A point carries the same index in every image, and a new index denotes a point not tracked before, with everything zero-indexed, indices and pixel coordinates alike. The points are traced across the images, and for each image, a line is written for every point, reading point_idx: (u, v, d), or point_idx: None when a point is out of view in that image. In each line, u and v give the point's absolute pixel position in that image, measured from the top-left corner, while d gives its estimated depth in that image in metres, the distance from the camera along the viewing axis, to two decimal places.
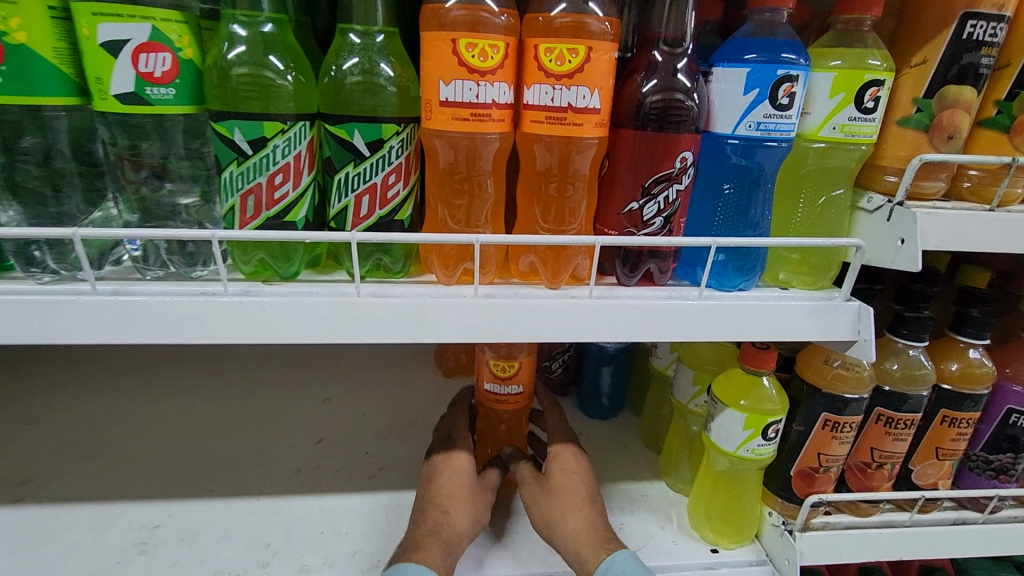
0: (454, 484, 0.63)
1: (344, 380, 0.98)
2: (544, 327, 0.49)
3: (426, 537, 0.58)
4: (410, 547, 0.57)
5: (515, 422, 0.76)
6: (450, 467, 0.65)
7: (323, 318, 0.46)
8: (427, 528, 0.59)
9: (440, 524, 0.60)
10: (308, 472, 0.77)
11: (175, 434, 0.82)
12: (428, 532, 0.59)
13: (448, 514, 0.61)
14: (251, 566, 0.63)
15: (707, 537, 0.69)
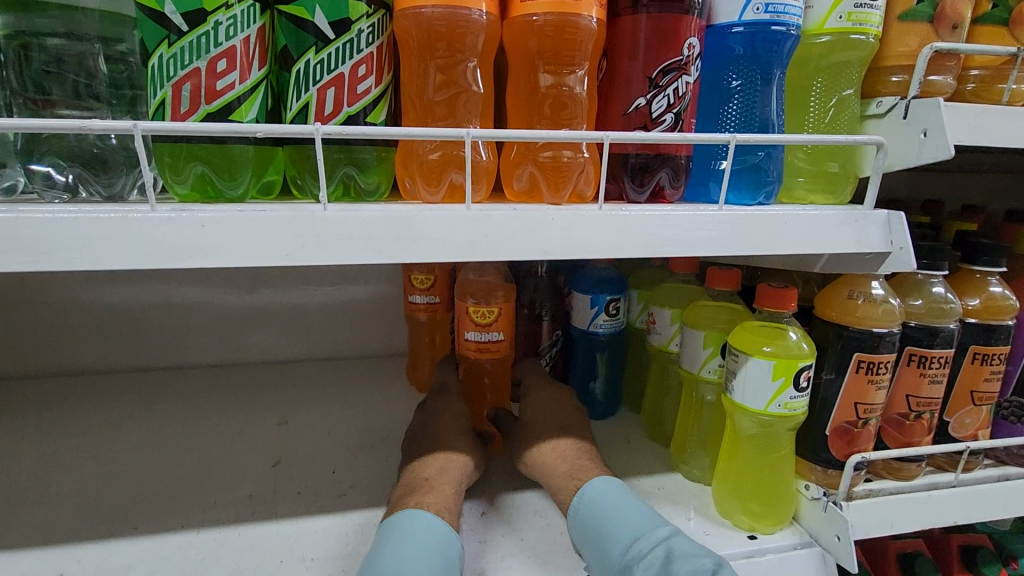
0: (446, 432, 0.65)
1: (302, 401, 0.85)
2: (553, 242, 0.41)
3: (436, 477, 0.58)
4: (421, 490, 0.55)
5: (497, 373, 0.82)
6: (443, 406, 0.70)
7: (281, 236, 0.37)
8: (435, 471, 0.58)
9: (448, 465, 0.60)
10: (262, 497, 0.63)
11: (92, 467, 0.67)
12: (439, 471, 0.58)
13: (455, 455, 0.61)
14: None
15: (743, 523, 0.59)
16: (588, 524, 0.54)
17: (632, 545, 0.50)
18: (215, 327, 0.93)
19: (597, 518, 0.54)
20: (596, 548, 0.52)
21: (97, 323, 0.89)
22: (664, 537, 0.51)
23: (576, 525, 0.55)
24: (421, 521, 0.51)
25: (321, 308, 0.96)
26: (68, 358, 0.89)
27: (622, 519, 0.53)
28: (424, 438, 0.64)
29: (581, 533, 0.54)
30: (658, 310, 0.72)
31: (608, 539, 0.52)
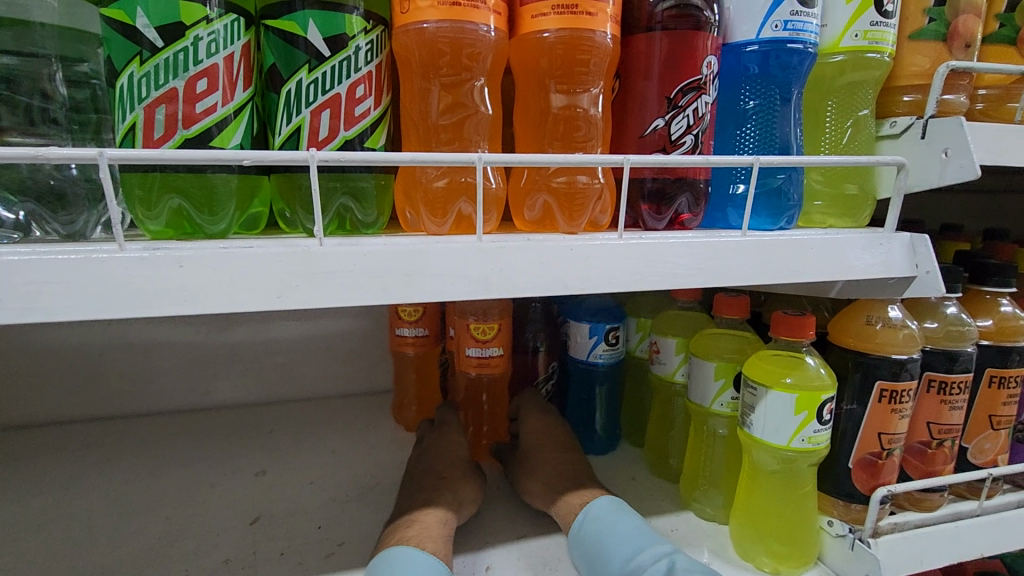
0: (443, 475, 0.60)
1: (281, 446, 0.79)
2: (572, 275, 0.38)
3: (425, 511, 0.54)
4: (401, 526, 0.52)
5: (496, 397, 0.80)
6: (442, 439, 0.67)
7: (269, 276, 0.32)
8: (436, 516, 0.54)
9: (436, 498, 0.57)
10: (241, 561, 0.57)
11: (42, 536, 0.59)
12: (427, 507, 0.55)
13: (452, 492, 0.58)
14: None
15: (766, 566, 0.55)
16: (586, 543, 0.53)
17: (631, 561, 0.49)
18: (183, 370, 0.86)
19: (597, 536, 0.53)
20: (593, 567, 0.51)
21: (48, 371, 0.81)
22: (664, 552, 0.50)
23: (576, 545, 0.53)
24: (421, 555, 0.48)
25: (299, 344, 0.90)
26: (17, 410, 0.81)
27: (620, 536, 0.52)
28: (420, 476, 0.60)
29: (579, 553, 0.53)
30: (662, 339, 0.69)
31: (610, 554, 0.51)
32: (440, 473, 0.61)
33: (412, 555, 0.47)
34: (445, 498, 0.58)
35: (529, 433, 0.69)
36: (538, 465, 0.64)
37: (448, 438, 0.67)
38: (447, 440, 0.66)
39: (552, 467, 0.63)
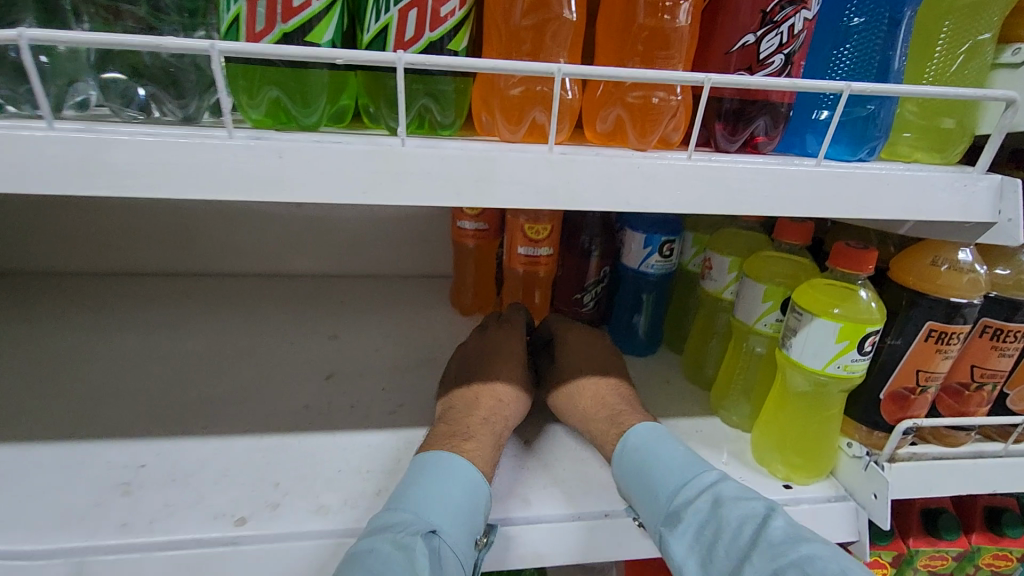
0: (492, 389, 0.63)
1: (347, 317, 0.87)
2: (635, 193, 0.39)
3: (479, 427, 0.58)
4: (461, 436, 0.56)
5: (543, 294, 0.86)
6: (499, 351, 0.69)
7: (357, 170, 0.36)
8: (490, 434, 0.58)
9: (494, 414, 0.60)
10: (320, 407, 0.66)
11: (160, 366, 0.72)
12: (483, 422, 0.58)
13: (503, 404, 0.62)
14: (259, 505, 0.53)
15: (778, 473, 0.61)
16: (632, 470, 0.54)
17: (678, 493, 0.51)
18: (263, 238, 0.94)
19: (642, 464, 0.54)
20: (641, 495, 0.53)
21: (145, 228, 0.90)
22: (710, 482, 0.52)
23: (622, 473, 0.55)
24: (469, 473, 0.51)
25: (367, 224, 0.95)
26: (123, 260, 0.92)
27: (661, 465, 0.54)
28: (471, 387, 0.63)
29: (626, 480, 0.55)
30: (717, 256, 0.70)
31: (656, 484, 0.53)
32: (490, 361, 0.67)
33: (462, 464, 0.52)
34: (498, 410, 0.61)
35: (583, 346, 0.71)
36: (591, 382, 0.66)
37: (504, 349, 0.69)
38: (502, 352, 0.68)
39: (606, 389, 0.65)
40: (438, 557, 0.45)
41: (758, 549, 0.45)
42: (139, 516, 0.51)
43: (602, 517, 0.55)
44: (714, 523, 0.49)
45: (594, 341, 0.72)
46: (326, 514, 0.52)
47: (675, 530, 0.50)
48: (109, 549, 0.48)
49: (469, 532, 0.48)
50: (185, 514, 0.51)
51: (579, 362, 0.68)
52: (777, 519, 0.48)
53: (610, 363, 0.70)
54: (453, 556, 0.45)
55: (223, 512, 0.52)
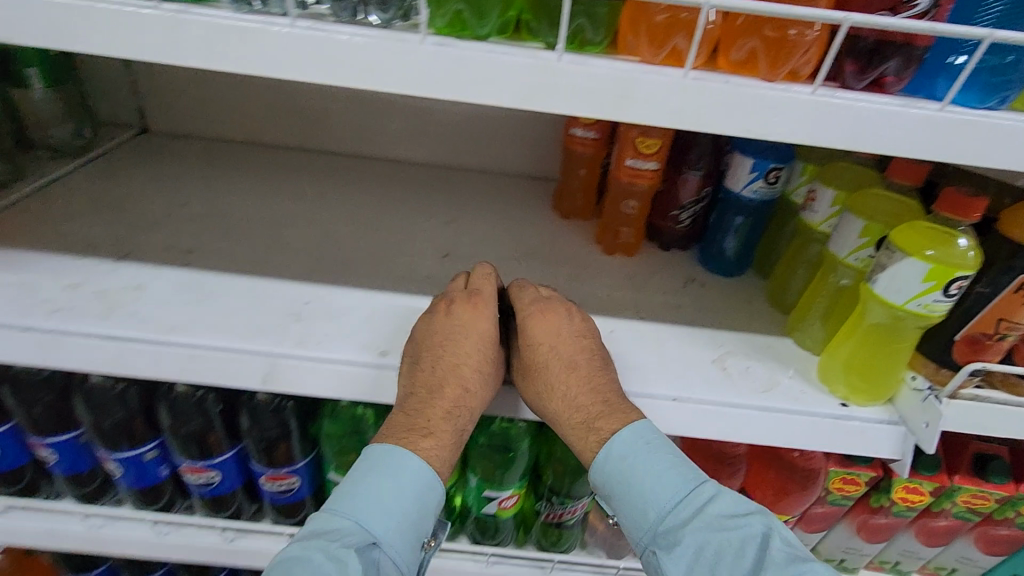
0: (451, 382, 0.61)
1: (460, 207, 0.99)
2: (754, 120, 0.44)
3: (440, 423, 0.61)
4: (421, 432, 0.60)
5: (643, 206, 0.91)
6: (465, 331, 0.64)
7: (517, 81, 0.43)
8: (452, 430, 0.62)
9: (456, 408, 0.61)
10: (439, 279, 0.83)
11: (314, 228, 0.89)
12: (443, 419, 0.61)
13: (469, 395, 0.62)
14: (395, 345, 0.68)
15: (838, 392, 0.68)
16: (617, 481, 0.61)
17: (670, 513, 0.59)
18: (393, 125, 1.05)
19: (627, 478, 0.61)
20: (631, 509, 0.61)
21: (297, 108, 1.04)
22: (701, 503, 0.59)
23: (606, 482, 0.62)
24: (420, 483, 0.59)
25: (485, 121, 1.03)
26: (276, 133, 1.07)
27: (650, 479, 0.60)
28: (433, 376, 0.62)
29: (613, 490, 0.62)
30: (823, 189, 0.73)
31: (648, 503, 0.60)
32: None
33: (414, 471, 0.59)
34: (458, 403, 0.61)
35: (557, 334, 0.65)
36: (560, 376, 0.64)
37: (469, 329, 0.64)
38: (468, 331, 0.64)
39: (574, 388, 0.63)
40: (377, 562, 0.56)
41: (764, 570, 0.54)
42: (310, 336, 0.68)
43: (671, 400, 0.66)
44: (709, 548, 0.56)
45: (565, 323, 0.66)
46: None
47: (668, 546, 0.58)
48: (291, 356, 0.65)
49: (406, 528, 0.58)
50: (341, 342, 0.68)
51: (553, 350, 0.65)
52: (775, 538, 0.56)
53: (583, 349, 0.66)
54: (389, 562, 0.56)
55: (370, 345, 0.67)
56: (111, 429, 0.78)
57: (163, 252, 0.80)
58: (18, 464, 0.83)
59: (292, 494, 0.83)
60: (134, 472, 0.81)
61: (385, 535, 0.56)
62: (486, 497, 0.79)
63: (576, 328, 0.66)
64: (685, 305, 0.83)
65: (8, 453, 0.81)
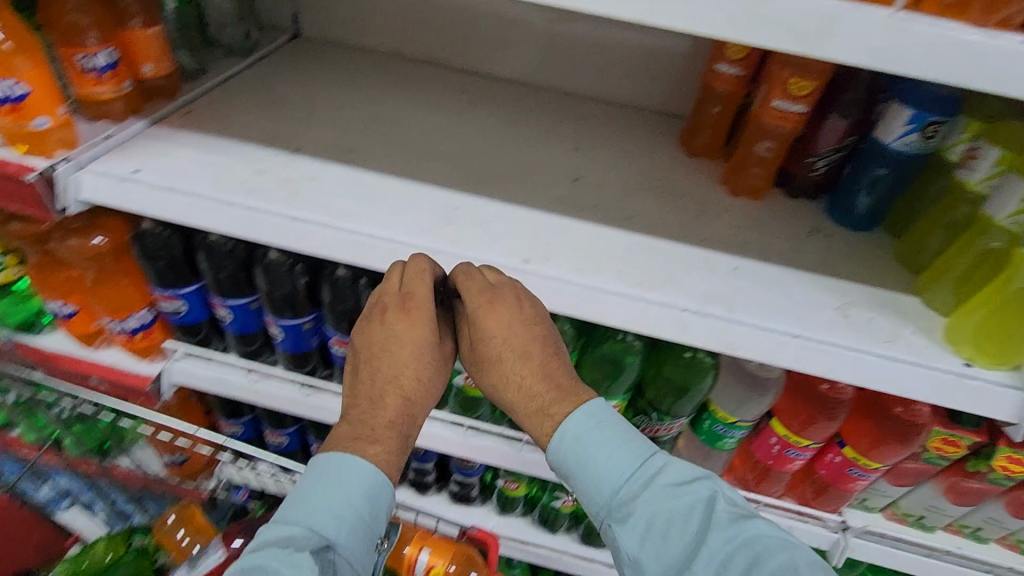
0: (387, 396, 0.67)
1: (590, 136, 1.02)
2: (955, 67, 0.45)
3: (383, 431, 0.67)
4: (367, 439, 0.66)
5: (784, 147, 0.88)
6: (402, 340, 0.68)
7: (724, 11, 0.46)
8: (397, 435, 0.67)
9: (399, 416, 0.67)
10: (570, 199, 0.87)
11: (455, 142, 0.95)
12: (386, 429, 0.67)
13: (410, 403, 0.68)
14: (535, 254, 0.74)
15: (962, 353, 0.69)
16: (572, 457, 0.67)
17: (623, 487, 0.66)
18: (531, 48, 1.08)
19: (580, 454, 0.67)
20: (587, 484, 0.68)
21: (443, 25, 1.09)
22: (650, 474, 0.66)
23: (560, 456, 0.68)
24: (363, 489, 0.64)
25: (623, 50, 1.04)
26: (418, 46, 1.13)
27: (603, 456, 0.67)
28: (376, 387, 0.67)
29: (567, 462, 0.68)
30: (988, 147, 0.71)
31: (602, 479, 0.67)
32: None
33: (360, 477, 0.65)
34: (402, 404, 0.67)
35: (503, 333, 0.67)
36: (513, 365, 0.68)
37: (401, 339, 0.68)
38: (400, 342, 0.68)
39: (528, 379, 0.67)
40: (332, 561, 0.63)
41: (710, 530, 0.62)
42: (461, 238, 0.76)
43: (791, 336, 0.69)
44: (657, 520, 0.64)
45: (513, 312, 0.67)
46: (581, 273, 0.73)
47: (621, 516, 0.66)
48: (447, 253, 0.73)
49: (358, 528, 0.65)
50: (488, 246, 0.75)
51: (500, 345, 0.68)
52: (718, 499, 0.64)
53: (532, 336, 0.68)
54: (343, 560, 0.64)
55: (513, 253, 0.74)
56: (279, 299, 0.89)
57: (327, 150, 0.89)
58: (198, 320, 0.99)
59: None
60: (292, 338, 0.94)
61: (338, 536, 0.63)
62: None
63: (525, 315, 0.68)
64: (811, 252, 0.84)
65: (194, 308, 0.97)
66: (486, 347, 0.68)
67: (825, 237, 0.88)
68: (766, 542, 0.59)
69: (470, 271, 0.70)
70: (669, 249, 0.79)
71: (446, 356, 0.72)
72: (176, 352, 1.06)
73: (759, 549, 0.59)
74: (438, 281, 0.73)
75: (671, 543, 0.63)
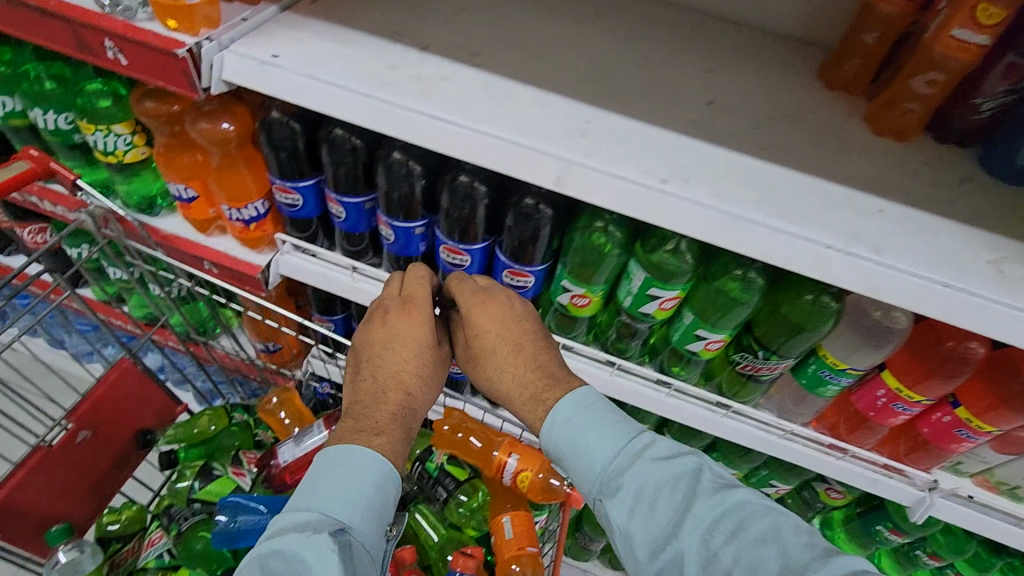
0: (389, 387, 0.78)
1: (722, 58, 0.95)
2: None
3: (387, 423, 0.75)
4: (372, 431, 0.74)
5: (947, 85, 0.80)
6: (403, 333, 0.81)
7: None
8: (398, 427, 0.76)
9: (400, 407, 0.78)
10: (703, 124, 0.82)
11: (582, 53, 0.91)
12: (390, 417, 0.76)
13: (410, 396, 0.79)
14: (674, 175, 0.72)
15: None
16: (565, 434, 0.71)
17: (612, 459, 0.68)
18: None
19: (573, 431, 0.71)
20: (579, 460, 0.70)
21: None
22: (640, 446, 0.69)
23: (554, 435, 0.72)
24: (368, 475, 0.70)
25: None
26: None
27: (595, 431, 0.70)
28: (381, 381, 0.79)
29: (562, 441, 0.72)
30: None
31: (593, 453, 0.69)
32: None
33: (367, 467, 0.70)
34: (403, 397, 0.78)
35: (497, 331, 0.81)
36: (506, 357, 0.80)
37: (406, 333, 0.81)
38: (406, 335, 0.81)
39: (521, 368, 0.79)
40: (350, 544, 0.66)
41: (696, 498, 0.63)
42: (596, 151, 0.73)
43: (940, 285, 0.66)
44: (647, 492, 0.65)
45: (505, 309, 0.82)
46: (721, 198, 0.70)
47: (612, 489, 0.67)
48: (585, 165, 0.71)
49: (369, 515, 0.69)
50: (626, 162, 0.72)
51: (492, 336, 0.81)
52: (705, 471, 0.66)
53: (521, 329, 0.81)
54: (360, 544, 0.66)
55: (650, 171, 0.72)
56: (396, 200, 0.90)
57: (454, 50, 0.86)
58: (310, 216, 1.02)
59: (520, 292, 0.96)
60: (402, 240, 0.96)
61: (353, 520, 0.67)
62: (696, 335, 0.87)
63: (514, 312, 0.82)
64: (961, 204, 0.78)
65: (309, 202, 0.99)
66: (480, 340, 0.81)
67: (976, 189, 0.81)
68: (748, 508, 0.61)
69: (464, 278, 0.86)
70: (813, 184, 0.75)
71: (437, 382, 0.85)
72: (283, 245, 1.08)
73: (743, 516, 0.61)
74: (436, 292, 0.89)
75: (660, 515, 0.63)
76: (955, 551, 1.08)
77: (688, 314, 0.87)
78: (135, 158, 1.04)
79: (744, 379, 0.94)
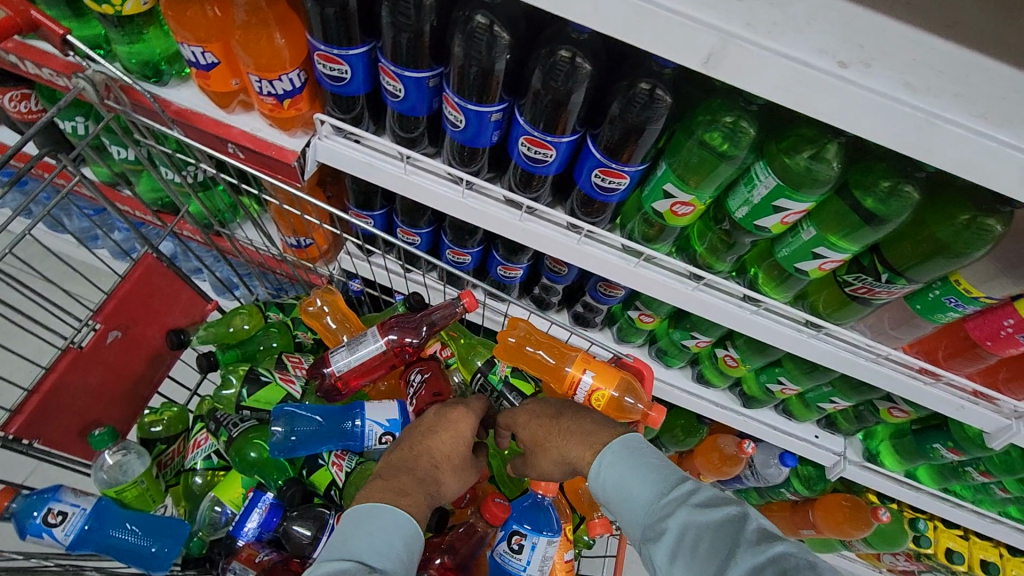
0: (419, 465, 0.76)
1: None
2: None
3: (411, 486, 0.72)
4: (397, 492, 0.70)
5: None
6: (449, 424, 0.81)
7: None
8: (420, 492, 0.72)
9: (426, 477, 0.75)
10: None
11: None
12: (414, 483, 0.73)
13: (438, 472, 0.77)
14: (854, 57, 0.57)
15: None
16: (610, 481, 0.67)
17: (656, 500, 0.63)
18: None
19: (616, 477, 0.67)
20: (623, 504, 0.65)
21: None
22: (686, 489, 0.63)
23: (599, 477, 0.69)
24: (394, 526, 0.66)
25: None
26: None
27: (639, 474, 0.66)
28: (414, 460, 0.77)
29: (608, 486, 0.68)
30: None
31: (637, 498, 0.64)
32: None
33: (391, 521, 0.66)
34: (434, 478, 0.76)
35: (539, 418, 0.80)
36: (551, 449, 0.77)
37: (452, 421, 0.81)
38: (452, 428, 0.80)
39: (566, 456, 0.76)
40: None
41: (737, 549, 0.55)
42: (758, 22, 0.57)
43: None
44: (687, 537, 0.58)
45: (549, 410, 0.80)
46: (912, 91, 0.56)
47: (652, 533, 0.60)
48: (747, 39, 0.56)
49: (400, 562, 0.63)
50: (795, 37, 0.57)
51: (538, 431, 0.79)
52: (750, 520, 0.59)
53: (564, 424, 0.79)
54: None
55: (825, 51, 0.57)
56: (472, 77, 0.74)
57: None
58: (357, 94, 0.86)
59: (608, 194, 0.82)
60: (472, 127, 0.80)
61: (382, 564, 0.62)
62: (813, 253, 0.77)
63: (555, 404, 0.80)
64: None
65: (358, 75, 0.82)
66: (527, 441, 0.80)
67: None
68: (792, 562, 0.53)
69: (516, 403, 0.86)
70: (1015, 75, 0.60)
71: (468, 476, 0.82)
72: (322, 126, 0.91)
73: (787, 566, 0.52)
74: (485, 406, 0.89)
75: (700, 563, 0.56)
76: (1009, 471, 1.08)
77: (806, 229, 0.76)
78: (135, 9, 0.84)
79: (848, 300, 0.85)
